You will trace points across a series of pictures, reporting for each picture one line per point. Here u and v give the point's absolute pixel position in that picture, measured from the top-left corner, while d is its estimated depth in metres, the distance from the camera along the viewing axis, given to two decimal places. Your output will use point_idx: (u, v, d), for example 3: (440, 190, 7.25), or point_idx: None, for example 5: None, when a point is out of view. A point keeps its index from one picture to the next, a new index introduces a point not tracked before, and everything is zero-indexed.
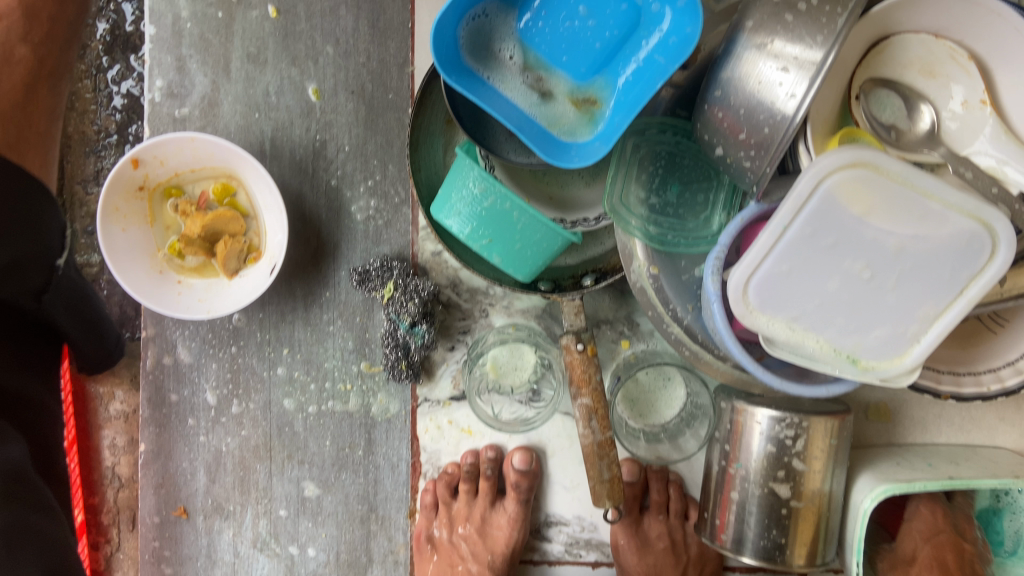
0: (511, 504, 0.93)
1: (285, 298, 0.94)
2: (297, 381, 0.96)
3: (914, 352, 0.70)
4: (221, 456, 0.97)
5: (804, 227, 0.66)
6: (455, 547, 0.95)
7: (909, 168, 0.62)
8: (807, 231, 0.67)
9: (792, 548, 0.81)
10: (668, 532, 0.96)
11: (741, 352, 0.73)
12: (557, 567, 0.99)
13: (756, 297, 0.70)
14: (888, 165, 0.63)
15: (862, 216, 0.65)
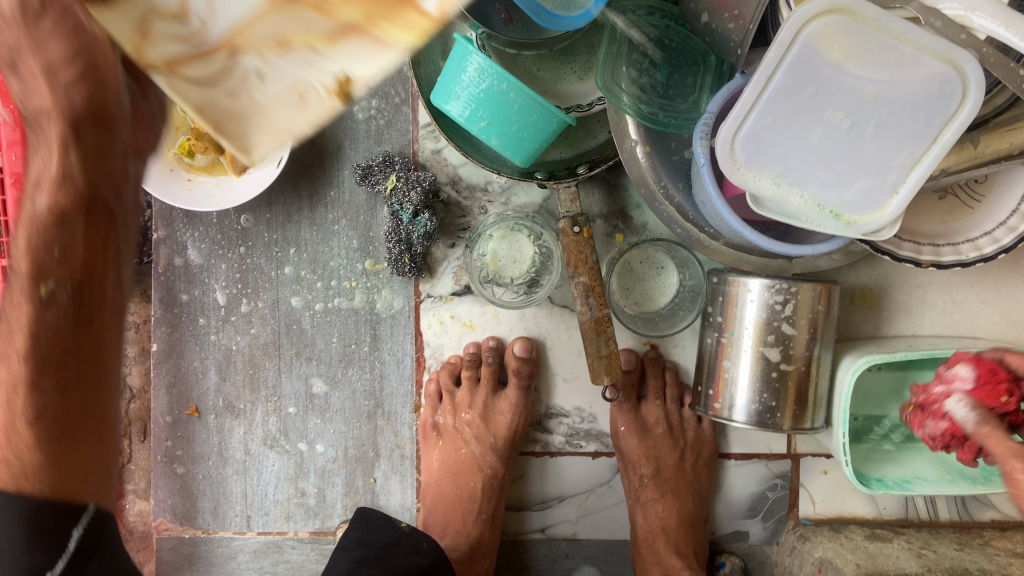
0: (512, 390, 0.97)
1: (290, 198, 0.97)
2: (304, 280, 0.99)
3: (893, 203, 0.74)
4: (231, 354, 1.01)
5: (786, 78, 0.69)
6: (459, 431, 0.99)
7: (884, 12, 0.65)
8: (789, 81, 0.70)
9: (782, 411, 0.86)
10: (665, 417, 1.00)
11: (730, 213, 0.77)
12: (559, 458, 1.02)
13: (743, 153, 0.73)
14: (865, 10, 0.66)
15: (841, 63, 0.68)
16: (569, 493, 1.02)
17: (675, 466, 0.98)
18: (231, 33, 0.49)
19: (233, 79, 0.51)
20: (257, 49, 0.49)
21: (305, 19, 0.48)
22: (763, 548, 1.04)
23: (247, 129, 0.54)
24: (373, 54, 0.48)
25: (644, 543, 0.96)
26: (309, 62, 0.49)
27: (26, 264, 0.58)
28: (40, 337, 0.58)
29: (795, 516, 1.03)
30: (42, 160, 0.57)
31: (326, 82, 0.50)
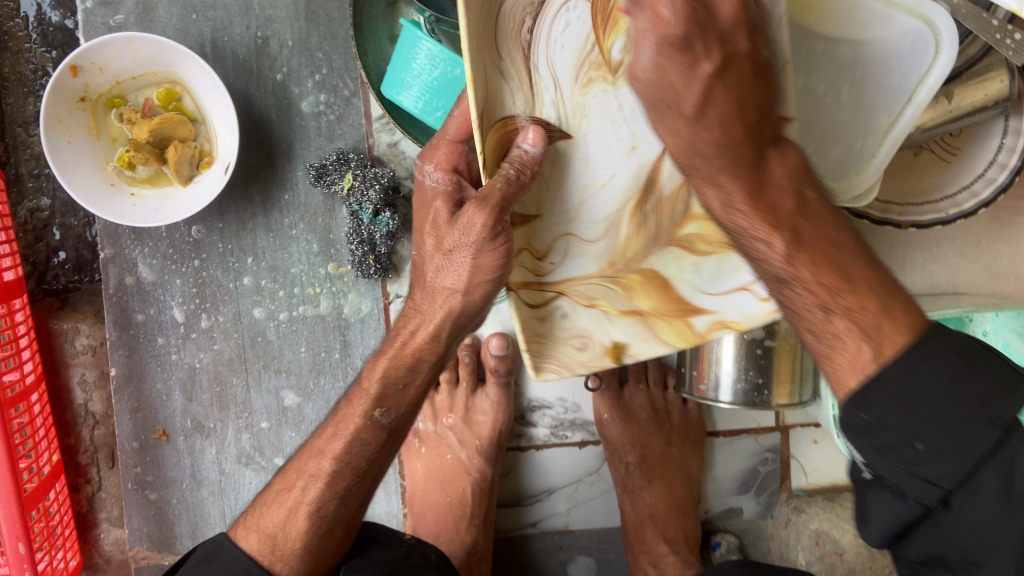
0: (492, 388, 0.93)
1: (243, 205, 0.92)
2: (265, 289, 0.94)
3: (872, 169, 0.68)
4: (195, 373, 0.96)
5: None
6: (442, 437, 0.95)
7: None
8: None
9: (770, 387, 0.84)
10: (649, 401, 0.97)
11: None
12: (545, 451, 0.99)
13: None
14: None
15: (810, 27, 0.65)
16: (557, 485, 1.00)
17: (662, 451, 0.96)
18: (563, 283, 0.59)
19: (547, 320, 0.58)
20: (574, 298, 0.59)
21: (613, 292, 0.59)
22: (759, 523, 1.02)
23: (542, 362, 0.58)
24: (647, 337, 0.59)
25: (633, 532, 0.95)
26: (603, 322, 0.59)
27: (375, 387, 0.63)
28: (355, 450, 0.64)
29: (788, 488, 1.01)
30: (414, 318, 0.63)
31: (607, 342, 0.59)
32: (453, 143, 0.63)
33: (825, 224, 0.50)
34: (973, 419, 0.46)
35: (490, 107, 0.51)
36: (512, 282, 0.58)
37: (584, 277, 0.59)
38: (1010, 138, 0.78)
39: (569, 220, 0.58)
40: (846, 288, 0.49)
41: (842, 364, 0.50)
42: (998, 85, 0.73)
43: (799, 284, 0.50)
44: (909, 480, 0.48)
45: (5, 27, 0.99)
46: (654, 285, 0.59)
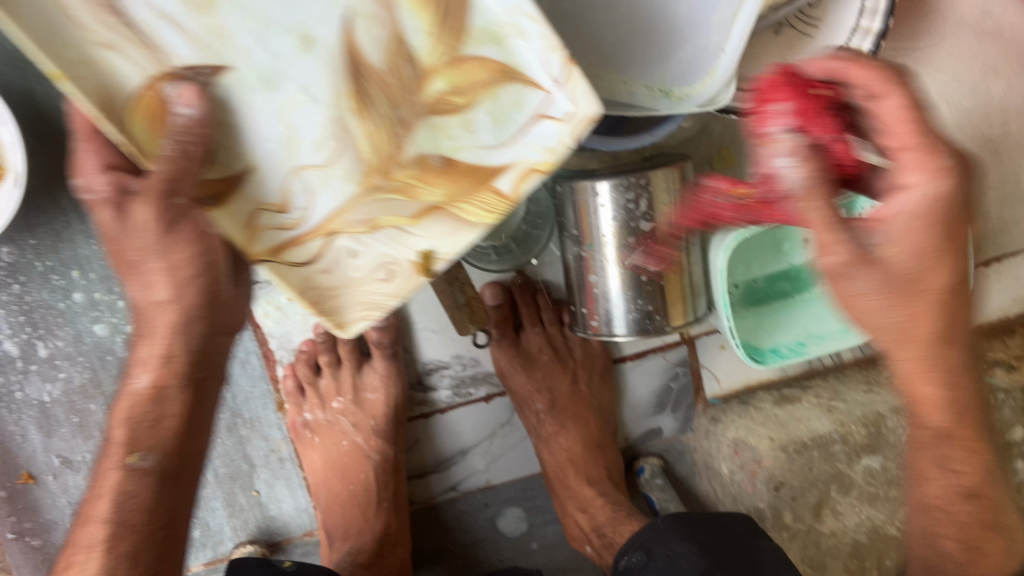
0: (379, 362, 0.86)
1: (51, 213, 0.79)
2: (103, 303, 0.83)
3: (722, 68, 0.65)
4: (48, 408, 0.87)
5: None
6: (335, 424, 0.88)
7: None
8: None
9: (661, 313, 0.80)
10: (548, 342, 0.92)
11: None
12: (451, 413, 0.93)
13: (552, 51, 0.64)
14: None
15: None
16: (471, 444, 0.95)
17: (570, 391, 0.92)
18: (324, 226, 0.57)
19: (328, 271, 0.59)
20: (351, 230, 0.57)
21: (391, 204, 0.56)
22: (679, 439, 1.01)
23: (340, 304, 0.61)
24: (453, 231, 0.57)
25: (555, 479, 0.92)
26: (394, 239, 0.59)
27: (122, 433, 0.55)
28: (131, 513, 0.54)
29: (703, 399, 0.98)
30: (142, 342, 0.56)
31: (413, 256, 0.59)
32: (92, 138, 0.52)
33: (955, 382, 0.53)
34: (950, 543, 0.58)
35: (103, 82, 0.46)
36: (257, 253, 0.56)
37: (341, 210, 0.56)
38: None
39: (288, 155, 0.53)
40: (962, 466, 0.56)
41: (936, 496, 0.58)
42: None
43: (924, 446, 0.57)
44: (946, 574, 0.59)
45: None
46: (435, 172, 0.55)
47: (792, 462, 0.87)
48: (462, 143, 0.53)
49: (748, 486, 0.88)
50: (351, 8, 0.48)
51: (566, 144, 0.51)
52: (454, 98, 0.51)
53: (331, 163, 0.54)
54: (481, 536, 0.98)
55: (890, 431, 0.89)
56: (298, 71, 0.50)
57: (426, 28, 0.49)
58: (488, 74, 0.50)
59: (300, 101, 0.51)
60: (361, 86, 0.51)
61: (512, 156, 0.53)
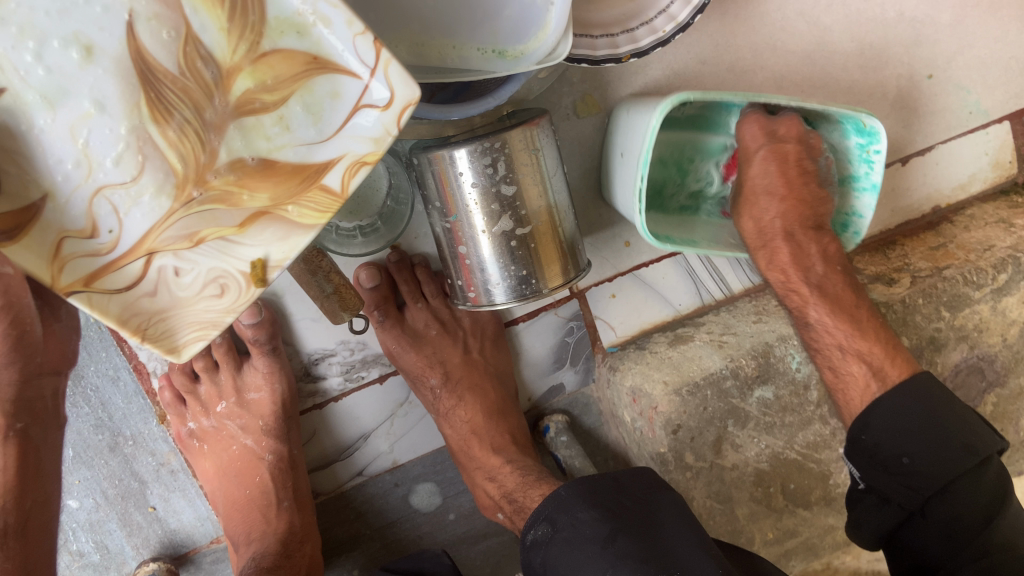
0: (259, 360, 0.82)
1: None
2: None
3: (554, 20, 0.61)
4: None
5: None
6: (222, 429, 0.85)
7: None
8: None
9: (538, 276, 0.78)
10: (435, 316, 0.90)
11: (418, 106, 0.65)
12: (345, 399, 0.91)
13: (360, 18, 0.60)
14: None
15: None
16: (371, 427, 0.93)
17: (462, 361, 0.90)
18: (139, 245, 0.49)
19: (153, 293, 0.50)
20: (170, 249, 0.50)
21: (213, 214, 0.50)
22: (583, 391, 1.00)
23: (169, 329, 0.51)
24: (286, 236, 0.50)
25: (461, 452, 0.90)
26: (221, 252, 0.50)
27: None
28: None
29: (601, 348, 0.98)
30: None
31: (245, 268, 0.50)
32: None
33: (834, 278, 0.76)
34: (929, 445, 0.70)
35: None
36: (64, 284, 0.48)
37: (160, 220, 0.49)
38: None
39: (87, 176, 0.47)
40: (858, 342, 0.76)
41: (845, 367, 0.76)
42: None
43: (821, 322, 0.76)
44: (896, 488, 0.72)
45: None
46: (257, 174, 0.50)
47: (687, 404, 0.87)
48: (280, 143, 0.49)
49: (648, 432, 0.88)
50: (131, 10, 0.45)
51: (389, 130, 0.47)
52: (264, 95, 0.48)
53: (135, 179, 0.48)
54: (397, 516, 0.97)
55: (779, 359, 0.89)
56: (83, 77, 0.46)
57: (219, 24, 0.46)
58: (292, 68, 0.47)
59: (89, 114, 0.46)
60: (157, 96, 0.47)
61: (336, 148, 0.49)
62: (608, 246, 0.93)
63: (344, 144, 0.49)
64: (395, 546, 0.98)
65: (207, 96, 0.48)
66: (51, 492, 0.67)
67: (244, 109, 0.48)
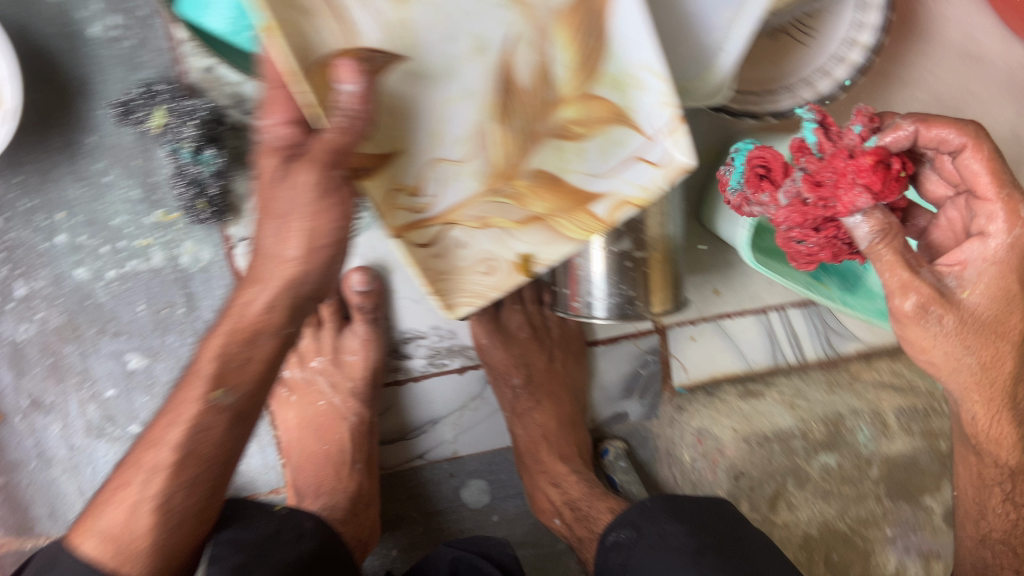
0: (359, 325, 0.87)
1: (40, 152, 0.79)
2: (85, 247, 0.82)
3: (719, 71, 0.64)
4: (20, 347, 0.86)
5: None
6: (312, 383, 0.89)
7: None
8: None
9: (643, 299, 0.82)
10: (527, 320, 0.94)
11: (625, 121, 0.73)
12: (424, 381, 0.94)
13: None
14: None
15: None
16: (441, 414, 0.96)
17: (545, 368, 0.94)
18: (445, 214, 0.58)
19: (442, 255, 0.59)
20: (464, 224, 0.59)
21: (504, 206, 0.58)
22: (644, 424, 1.03)
23: (447, 289, 0.60)
24: (552, 241, 0.59)
25: (527, 453, 0.93)
26: (500, 239, 0.59)
27: (209, 367, 0.57)
28: (197, 439, 0.57)
29: (670, 387, 1.00)
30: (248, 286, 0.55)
31: (512, 258, 0.59)
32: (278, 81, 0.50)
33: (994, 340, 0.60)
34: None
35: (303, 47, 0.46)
36: (392, 227, 0.56)
37: (473, 199, 0.58)
38: (861, 12, 0.79)
39: (433, 147, 0.55)
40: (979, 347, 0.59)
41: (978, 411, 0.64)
42: None
43: (956, 374, 0.61)
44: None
45: None
46: (546, 185, 0.58)
47: (753, 453, 0.91)
48: (574, 165, 0.57)
49: (709, 473, 0.92)
50: (517, 33, 0.54)
51: (659, 186, 0.54)
52: (578, 125, 0.57)
53: (463, 161, 0.57)
54: (444, 505, 1.00)
55: (849, 431, 0.95)
56: (461, 68, 0.53)
57: (573, 63, 0.55)
58: (604, 112, 0.55)
59: (457, 99, 0.54)
60: (506, 99, 0.55)
61: (609, 184, 0.57)
62: (698, 291, 0.96)
63: (616, 183, 0.56)
64: (435, 534, 1.00)
65: (540, 113, 0.56)
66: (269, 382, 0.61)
67: (559, 132, 0.57)
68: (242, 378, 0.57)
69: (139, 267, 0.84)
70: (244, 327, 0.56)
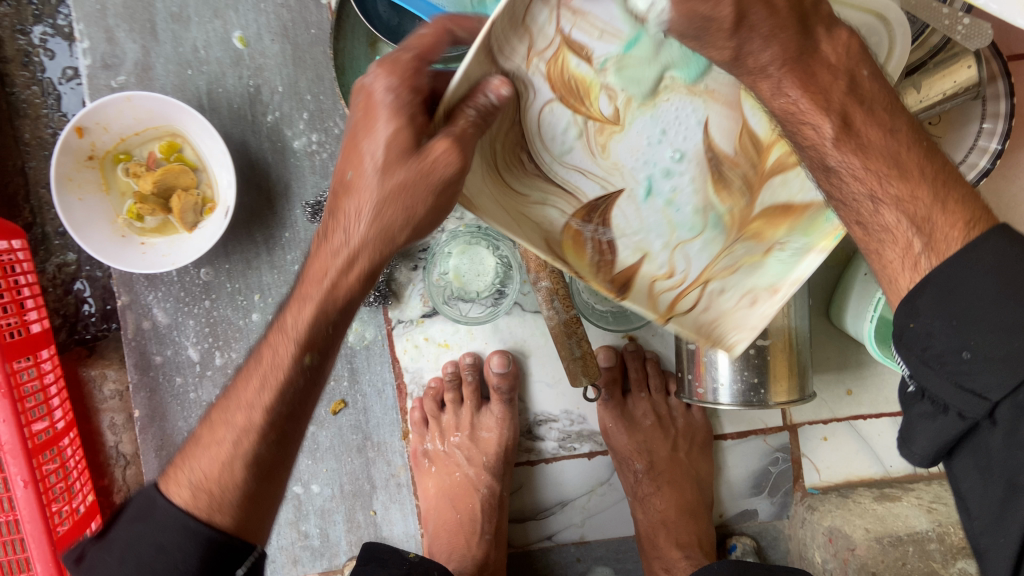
0: (496, 405, 0.96)
1: (247, 244, 0.97)
2: (273, 324, 0.98)
3: None
4: (213, 410, 1.00)
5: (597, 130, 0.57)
6: (451, 456, 0.98)
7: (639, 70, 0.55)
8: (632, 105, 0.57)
9: (767, 387, 0.85)
10: (653, 408, 0.98)
11: None
12: (555, 463, 1.00)
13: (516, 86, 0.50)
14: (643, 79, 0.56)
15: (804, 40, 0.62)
16: (570, 497, 1.01)
17: (669, 456, 0.96)
18: (702, 275, 0.65)
19: (700, 311, 0.65)
20: (718, 273, 0.65)
21: (745, 245, 0.64)
22: (774, 523, 1.01)
23: (721, 331, 0.65)
24: (761, 270, 0.64)
25: (646, 538, 0.95)
26: (751, 271, 0.65)
27: (298, 332, 0.61)
28: (285, 398, 0.62)
29: (801, 487, 1.00)
30: None
31: (772, 285, 0.64)
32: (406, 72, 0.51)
33: (885, 131, 0.52)
34: (1021, 325, 0.44)
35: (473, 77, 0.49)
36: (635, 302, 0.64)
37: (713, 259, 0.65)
38: (989, 122, 0.83)
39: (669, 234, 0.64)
40: (897, 176, 0.51)
41: (892, 261, 0.53)
42: (965, 72, 0.77)
43: (846, 172, 0.52)
44: (953, 392, 0.47)
45: (24, 96, 1.08)
46: (764, 218, 0.64)
47: (886, 553, 0.88)
48: (794, 192, 0.62)
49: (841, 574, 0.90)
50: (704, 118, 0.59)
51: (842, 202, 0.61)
52: (783, 161, 0.62)
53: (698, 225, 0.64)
54: None
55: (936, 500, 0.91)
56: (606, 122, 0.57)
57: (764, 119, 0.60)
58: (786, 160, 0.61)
59: (681, 193, 0.62)
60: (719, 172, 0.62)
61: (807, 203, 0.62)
62: (829, 390, 0.98)
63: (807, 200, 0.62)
64: None
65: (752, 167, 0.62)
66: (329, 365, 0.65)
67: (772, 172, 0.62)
68: (329, 343, 0.62)
69: None
70: (339, 302, 0.60)
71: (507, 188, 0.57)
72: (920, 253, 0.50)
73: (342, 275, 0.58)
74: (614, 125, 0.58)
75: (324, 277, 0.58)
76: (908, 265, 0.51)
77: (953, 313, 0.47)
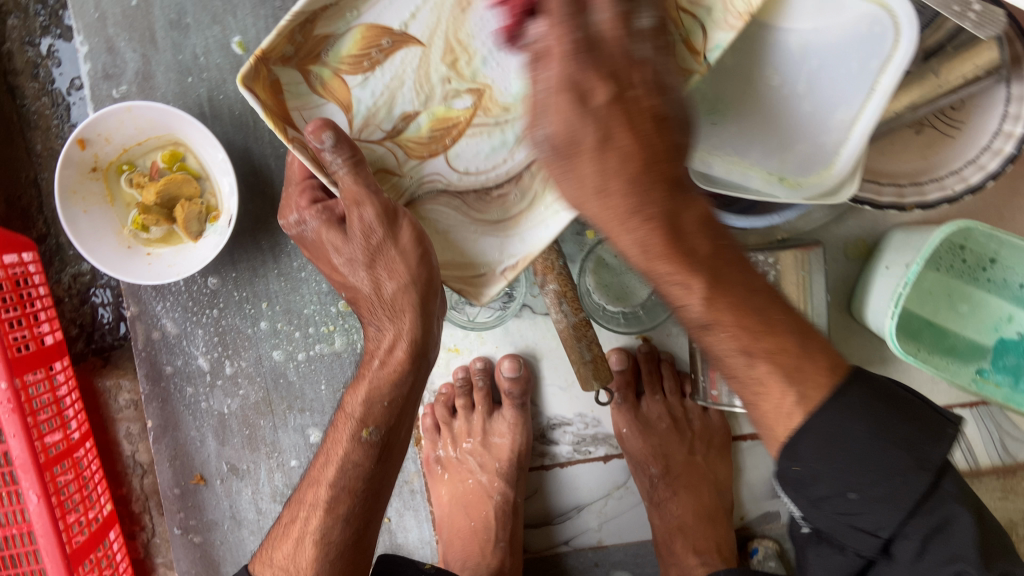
0: (508, 410, 0.94)
1: (253, 252, 0.96)
2: (282, 332, 0.97)
3: (839, 163, 0.67)
4: (225, 419, 1.00)
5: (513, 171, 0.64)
6: (463, 463, 0.97)
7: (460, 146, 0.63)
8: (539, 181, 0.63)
9: None
10: (668, 411, 0.96)
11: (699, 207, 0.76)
12: (570, 468, 0.98)
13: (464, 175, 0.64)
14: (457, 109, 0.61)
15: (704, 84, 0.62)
16: (586, 501, 0.98)
17: (686, 460, 0.94)
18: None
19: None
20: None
21: None
22: None
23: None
24: None
25: (664, 545, 0.93)
26: None
27: (358, 408, 0.66)
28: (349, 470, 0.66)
29: None
30: (423, 363, 0.66)
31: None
32: (302, 182, 0.64)
33: (739, 272, 0.51)
34: (907, 469, 0.48)
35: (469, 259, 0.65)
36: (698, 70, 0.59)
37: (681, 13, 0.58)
38: (1015, 105, 0.77)
39: None
40: (766, 330, 0.50)
41: (772, 411, 0.51)
42: (987, 55, 0.71)
43: (719, 327, 0.50)
44: (849, 533, 0.51)
45: (34, 107, 1.08)
46: None
47: None
48: None
49: None
50: None
51: None
52: None
53: None
54: None
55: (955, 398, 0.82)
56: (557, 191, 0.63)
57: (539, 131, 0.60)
58: None
59: None
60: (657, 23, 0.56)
61: None
62: None
63: None
64: None
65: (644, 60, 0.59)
66: (411, 417, 0.69)
67: None
68: (391, 424, 0.67)
69: (319, 352, 0.98)
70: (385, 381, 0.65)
71: (494, 224, 0.65)
72: (795, 405, 0.50)
73: (388, 351, 0.65)
74: (486, 97, 0.62)
75: (377, 355, 0.66)
76: (782, 416, 0.51)
77: (833, 456, 0.49)
